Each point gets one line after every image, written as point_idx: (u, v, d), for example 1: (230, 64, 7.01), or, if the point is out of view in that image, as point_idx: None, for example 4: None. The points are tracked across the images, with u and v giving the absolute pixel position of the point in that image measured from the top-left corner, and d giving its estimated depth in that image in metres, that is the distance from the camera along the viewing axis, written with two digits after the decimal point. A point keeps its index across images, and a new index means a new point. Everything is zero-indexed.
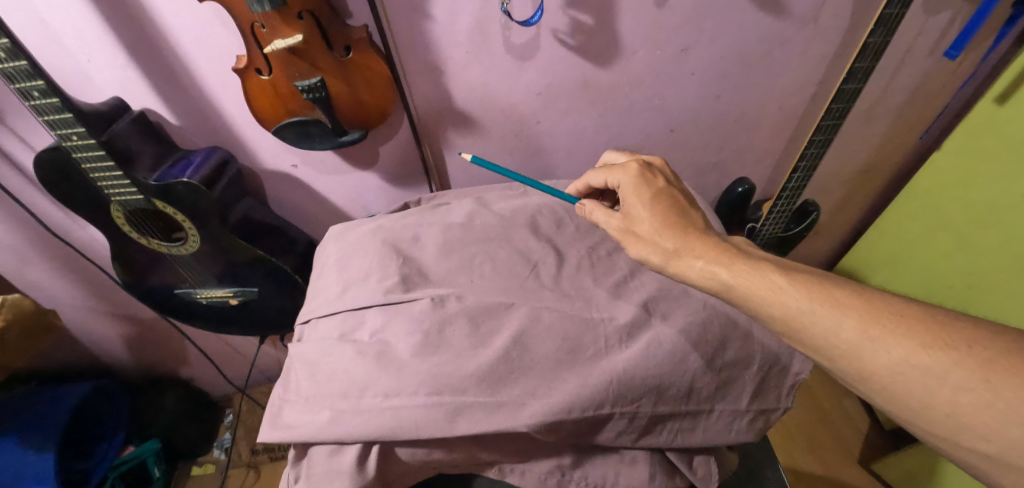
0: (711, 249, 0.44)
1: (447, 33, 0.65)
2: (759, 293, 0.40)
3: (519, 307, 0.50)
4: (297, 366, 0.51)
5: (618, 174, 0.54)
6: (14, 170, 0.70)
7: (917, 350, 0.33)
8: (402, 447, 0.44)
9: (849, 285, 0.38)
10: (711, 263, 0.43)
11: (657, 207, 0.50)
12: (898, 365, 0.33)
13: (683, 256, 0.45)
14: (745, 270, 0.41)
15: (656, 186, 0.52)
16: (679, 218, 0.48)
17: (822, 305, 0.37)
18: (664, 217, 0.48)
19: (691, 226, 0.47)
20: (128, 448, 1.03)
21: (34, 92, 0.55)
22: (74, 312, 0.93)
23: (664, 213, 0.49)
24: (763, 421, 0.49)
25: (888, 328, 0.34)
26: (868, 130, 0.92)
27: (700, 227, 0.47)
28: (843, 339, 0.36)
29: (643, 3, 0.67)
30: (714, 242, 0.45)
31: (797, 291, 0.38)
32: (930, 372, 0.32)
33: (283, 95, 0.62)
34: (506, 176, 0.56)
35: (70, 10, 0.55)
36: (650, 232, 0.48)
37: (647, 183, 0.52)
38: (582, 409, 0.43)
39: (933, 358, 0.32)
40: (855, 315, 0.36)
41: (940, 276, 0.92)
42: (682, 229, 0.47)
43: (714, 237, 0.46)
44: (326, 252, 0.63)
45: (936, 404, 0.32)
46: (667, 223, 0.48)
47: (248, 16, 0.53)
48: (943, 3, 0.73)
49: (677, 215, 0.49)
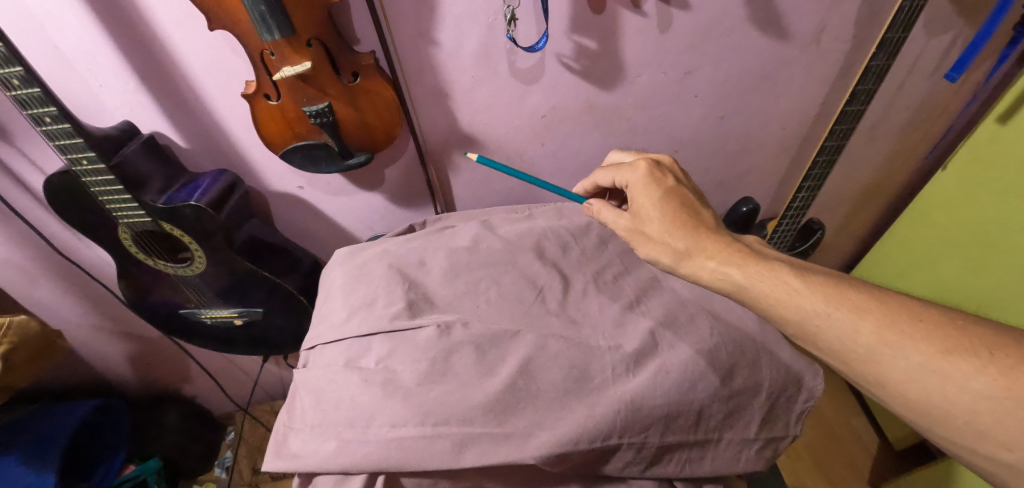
0: (723, 250, 0.45)
1: (453, 58, 0.66)
2: (773, 294, 0.40)
3: (526, 335, 0.50)
4: (303, 394, 0.50)
5: (627, 173, 0.55)
6: (23, 191, 0.70)
7: (936, 356, 0.33)
8: (408, 477, 0.43)
9: (866, 288, 0.38)
10: (724, 264, 0.44)
11: (668, 207, 0.50)
12: (916, 371, 0.33)
13: (695, 256, 0.46)
14: (758, 271, 0.42)
15: (666, 185, 0.52)
16: (690, 219, 0.49)
17: (839, 308, 0.37)
18: (675, 217, 0.49)
19: (702, 227, 0.48)
20: (129, 467, 1.04)
21: (46, 117, 0.56)
22: (78, 330, 0.93)
23: (674, 213, 0.49)
24: (772, 449, 0.49)
25: (906, 333, 0.34)
26: (871, 149, 0.93)
27: (710, 226, 0.48)
28: (860, 343, 0.35)
29: (646, 28, 0.67)
30: (727, 243, 0.46)
31: (813, 294, 0.38)
32: (950, 379, 0.32)
33: (291, 120, 0.63)
34: (507, 173, 0.63)
35: (83, 38, 0.56)
36: (662, 232, 0.49)
37: (656, 182, 0.52)
38: (589, 440, 0.42)
39: (953, 364, 0.32)
40: (871, 319, 0.35)
41: (946, 291, 0.91)
42: (694, 230, 0.48)
43: (726, 238, 0.47)
44: (332, 276, 0.63)
45: (954, 412, 0.32)
46: (678, 223, 0.49)
47: (259, 44, 0.55)
48: (944, 26, 0.73)
49: (688, 215, 0.49)
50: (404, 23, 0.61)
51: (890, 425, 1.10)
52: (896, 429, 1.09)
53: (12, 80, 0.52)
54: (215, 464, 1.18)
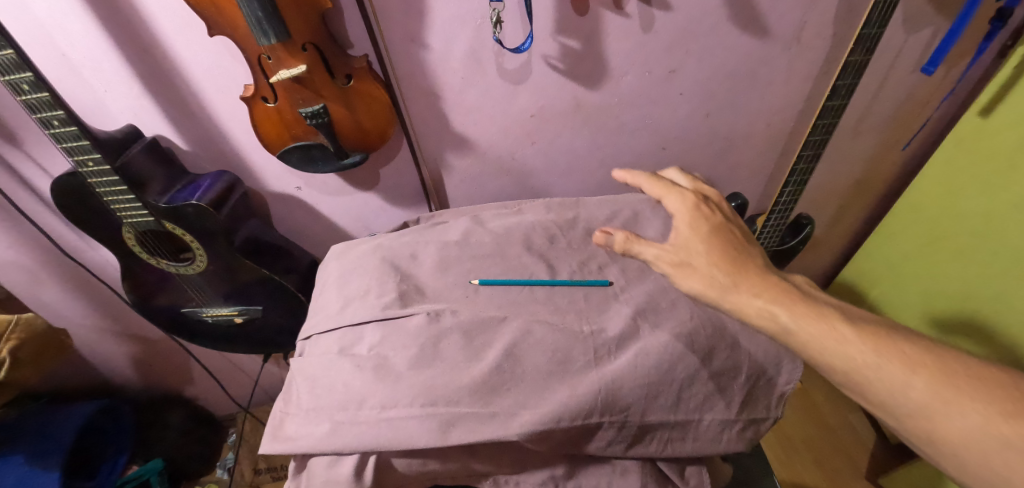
0: (771, 289, 0.44)
1: (442, 60, 0.69)
2: (821, 339, 0.39)
3: (512, 320, 0.53)
4: (298, 381, 0.52)
5: (675, 202, 0.56)
6: (31, 194, 0.73)
7: (995, 418, 0.33)
8: (399, 458, 0.45)
9: (919, 341, 0.38)
10: (771, 303, 0.43)
11: (714, 242, 0.50)
12: (973, 431, 0.34)
13: (742, 292, 0.45)
14: (807, 315, 0.41)
15: (713, 220, 0.53)
16: (737, 255, 0.49)
17: (890, 360, 0.37)
18: (722, 253, 0.49)
19: (750, 265, 0.48)
20: (131, 468, 1.06)
21: (54, 121, 0.58)
22: (84, 331, 0.96)
23: (722, 249, 0.49)
24: (752, 430, 0.49)
25: (963, 391, 0.35)
26: (857, 144, 0.95)
27: (759, 266, 0.47)
28: (913, 399, 0.36)
29: (629, 28, 0.70)
30: (776, 284, 0.45)
31: (864, 343, 0.38)
32: (1011, 444, 0.32)
33: (288, 121, 0.66)
34: (515, 280, 0.58)
35: (90, 44, 0.59)
36: (706, 265, 0.49)
37: (703, 216, 0.53)
38: (571, 418, 0.44)
39: (1015, 429, 0.32)
40: (925, 375, 0.36)
41: (935, 285, 0.93)
42: (739, 267, 0.47)
43: (775, 279, 0.45)
44: (328, 270, 0.65)
45: (1014, 479, 0.32)
46: (725, 258, 0.48)
47: (255, 48, 0.57)
48: (921, 22, 0.75)
49: (734, 250, 0.49)
50: (394, 26, 0.64)
51: None
52: None
53: (23, 85, 0.54)
54: (218, 465, 1.20)
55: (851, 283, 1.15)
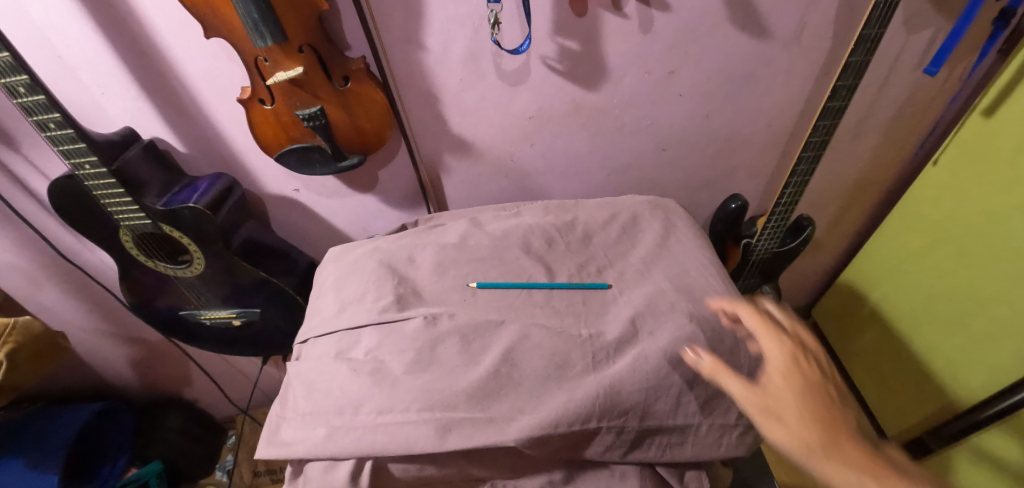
0: (868, 466, 0.37)
1: (440, 62, 0.68)
2: None
3: (510, 324, 0.52)
4: (295, 385, 0.52)
5: (772, 342, 0.45)
6: (28, 196, 0.73)
7: None
8: (396, 463, 0.45)
9: None
10: (862, 475, 0.36)
11: (811, 402, 0.41)
12: None
13: (833, 463, 0.37)
14: None
15: (815, 376, 0.42)
16: (835, 422, 0.40)
17: None
18: (814, 413, 0.40)
19: (845, 436, 0.39)
20: (130, 470, 1.05)
21: (50, 124, 0.58)
22: (82, 334, 0.95)
23: (819, 414, 0.40)
24: (753, 435, 0.48)
25: None
26: (858, 145, 0.94)
27: (858, 438, 0.39)
28: None
29: (628, 29, 0.70)
30: (871, 459, 0.37)
31: None
32: None
33: (285, 124, 0.66)
34: (513, 284, 0.57)
35: (86, 47, 0.59)
36: (797, 424, 0.39)
37: (802, 369, 0.43)
38: (569, 423, 0.43)
39: None
40: None
41: (939, 287, 0.92)
42: (832, 432, 0.39)
43: (872, 454, 0.38)
44: (326, 272, 0.65)
45: None
46: (818, 422, 0.39)
47: (252, 50, 0.57)
48: (923, 22, 0.74)
49: (832, 418, 0.40)
50: (391, 28, 0.63)
51: (889, 420, 1.11)
52: (894, 425, 1.10)
53: (19, 88, 0.54)
54: (217, 467, 1.20)
55: (852, 284, 1.15)
